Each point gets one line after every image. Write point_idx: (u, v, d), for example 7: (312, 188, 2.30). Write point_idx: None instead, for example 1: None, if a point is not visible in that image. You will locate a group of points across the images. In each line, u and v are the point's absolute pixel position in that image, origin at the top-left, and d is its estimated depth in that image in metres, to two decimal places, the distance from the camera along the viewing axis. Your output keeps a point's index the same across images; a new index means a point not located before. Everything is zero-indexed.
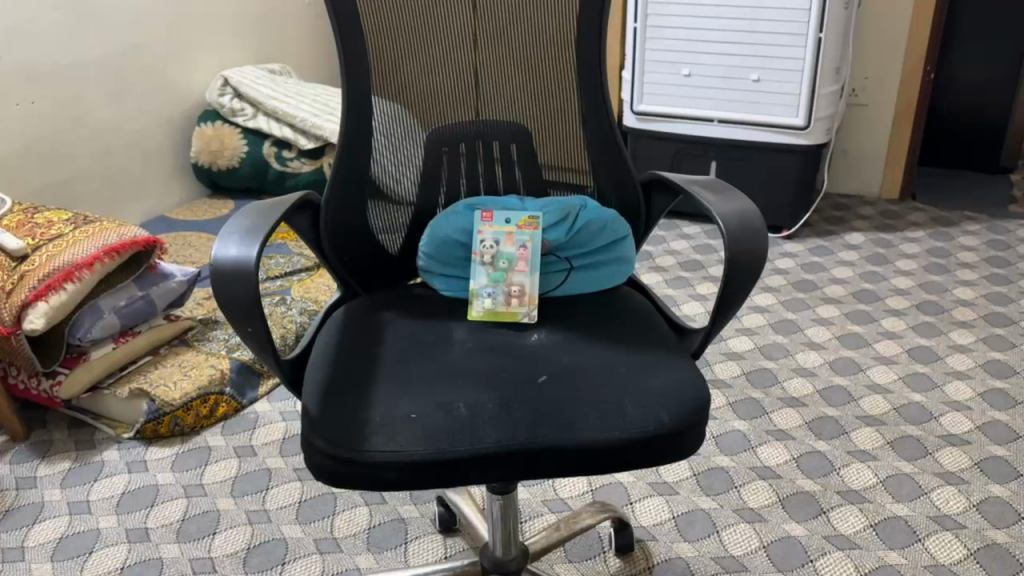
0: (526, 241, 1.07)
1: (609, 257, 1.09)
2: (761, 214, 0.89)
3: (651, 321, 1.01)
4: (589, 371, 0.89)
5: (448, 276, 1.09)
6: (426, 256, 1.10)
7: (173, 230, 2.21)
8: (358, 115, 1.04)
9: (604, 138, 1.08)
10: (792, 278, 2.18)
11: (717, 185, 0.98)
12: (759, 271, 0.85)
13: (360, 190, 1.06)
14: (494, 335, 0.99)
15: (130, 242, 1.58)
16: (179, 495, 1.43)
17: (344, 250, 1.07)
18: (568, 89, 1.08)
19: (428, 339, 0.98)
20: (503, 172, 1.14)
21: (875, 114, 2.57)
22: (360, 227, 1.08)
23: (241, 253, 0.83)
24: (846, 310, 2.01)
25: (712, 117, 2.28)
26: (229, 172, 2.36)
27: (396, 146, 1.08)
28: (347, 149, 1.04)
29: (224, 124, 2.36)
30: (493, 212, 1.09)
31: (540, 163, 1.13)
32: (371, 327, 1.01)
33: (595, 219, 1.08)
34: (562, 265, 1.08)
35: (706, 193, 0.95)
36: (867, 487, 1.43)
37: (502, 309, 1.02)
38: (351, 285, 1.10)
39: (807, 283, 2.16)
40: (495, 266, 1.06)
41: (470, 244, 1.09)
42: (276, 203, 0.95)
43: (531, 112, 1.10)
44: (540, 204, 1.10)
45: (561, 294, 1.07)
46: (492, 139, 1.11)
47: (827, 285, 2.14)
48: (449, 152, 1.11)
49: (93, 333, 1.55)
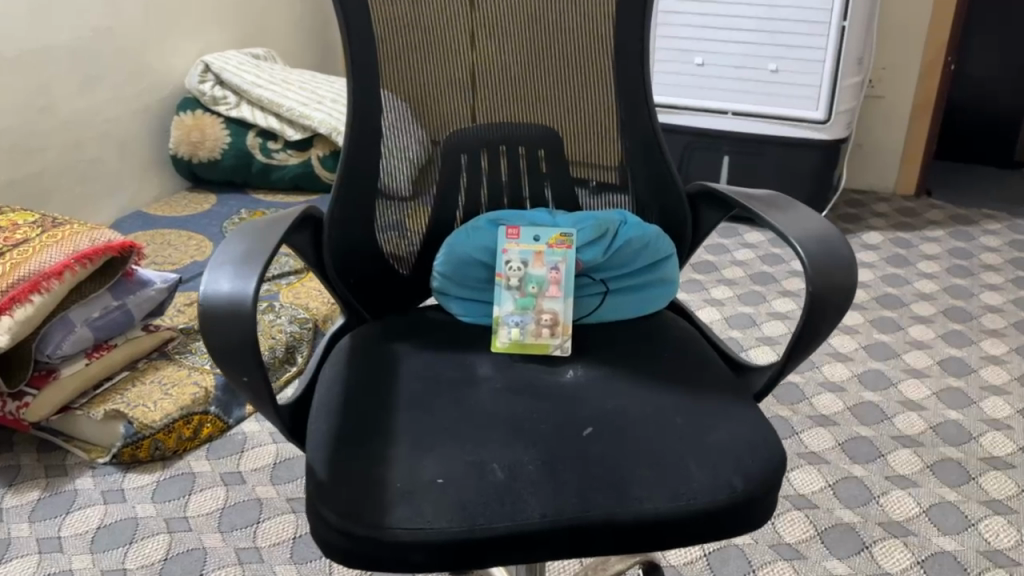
0: (559, 262, 0.94)
1: (649, 280, 0.96)
2: (842, 236, 0.78)
3: (701, 353, 0.89)
4: (639, 422, 0.77)
5: (466, 300, 0.96)
6: (441, 275, 0.97)
7: (151, 228, 2.06)
8: (364, 118, 0.90)
9: (645, 143, 0.95)
10: None
11: (778, 201, 0.85)
12: (847, 307, 0.74)
13: (367, 201, 0.93)
14: (523, 373, 0.87)
15: (103, 248, 1.45)
16: (160, 530, 1.30)
17: (348, 270, 0.94)
18: (602, 85, 0.95)
19: (449, 376, 0.86)
20: (530, 182, 1.00)
21: (892, 106, 2.45)
22: (367, 244, 0.95)
23: (239, 288, 0.70)
24: (870, 316, 1.90)
25: (727, 110, 2.15)
26: (211, 164, 2.21)
27: (406, 151, 0.94)
28: (352, 154, 0.90)
29: (205, 113, 2.21)
30: (520, 227, 0.95)
31: (571, 170, 0.99)
32: (382, 363, 0.88)
33: (637, 237, 0.95)
34: (595, 289, 0.96)
35: (771, 212, 0.82)
36: (910, 518, 1.32)
37: (530, 341, 0.90)
38: (357, 309, 0.97)
39: None
40: (523, 291, 0.94)
41: (492, 265, 0.96)
42: (273, 223, 0.81)
43: (561, 113, 0.96)
44: (573, 218, 0.96)
45: (594, 322, 0.95)
46: (517, 144, 0.97)
47: None
48: (468, 160, 0.97)
49: (64, 348, 1.41)
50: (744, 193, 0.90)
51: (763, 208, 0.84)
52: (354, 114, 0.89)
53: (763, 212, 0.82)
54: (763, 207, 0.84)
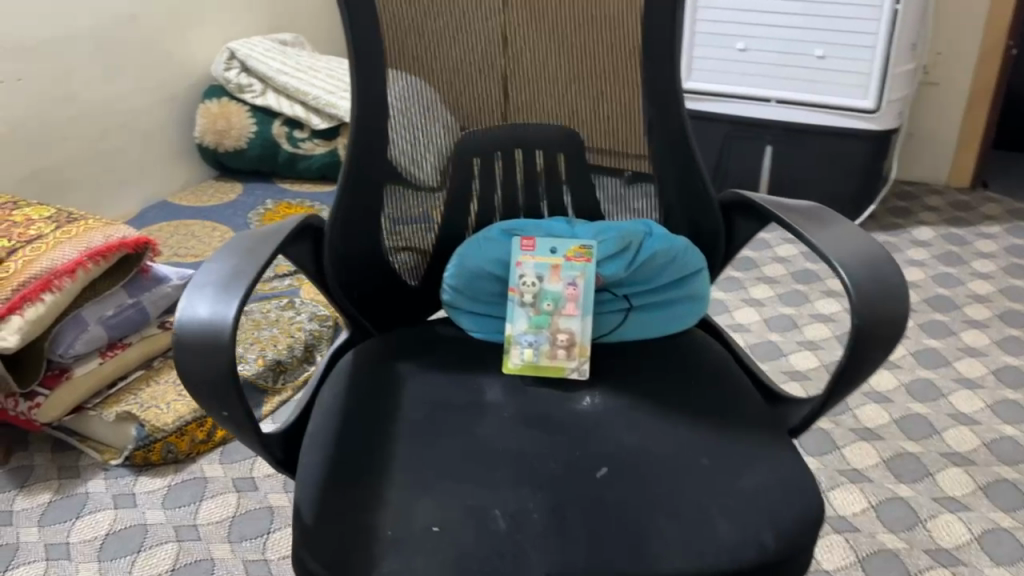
0: (577, 277, 0.87)
1: (675, 296, 0.88)
2: (892, 258, 0.69)
3: (731, 381, 0.81)
4: (660, 464, 0.70)
5: (478, 314, 0.90)
6: (451, 288, 0.90)
7: (175, 219, 2.02)
8: (369, 120, 0.83)
9: (673, 143, 0.85)
10: None
11: (819, 214, 0.77)
12: (895, 341, 0.66)
13: (372, 207, 0.87)
14: (537, 399, 0.80)
15: (117, 245, 1.42)
16: (169, 538, 1.26)
17: (352, 282, 0.88)
18: (629, 81, 0.85)
19: (457, 402, 0.79)
20: (549, 188, 0.92)
21: (948, 92, 2.31)
22: (371, 255, 0.88)
23: (220, 310, 0.64)
24: (920, 320, 1.79)
25: (769, 97, 2.03)
26: (237, 153, 2.17)
27: (414, 154, 0.87)
28: (356, 158, 0.83)
29: (231, 101, 2.16)
30: (536, 239, 0.88)
31: (592, 175, 0.91)
32: (385, 384, 0.81)
33: (663, 250, 0.87)
34: (617, 304, 0.88)
35: (809, 227, 0.74)
36: (960, 546, 1.23)
37: (545, 363, 0.83)
38: (362, 323, 0.91)
39: None
40: (537, 307, 0.87)
41: (506, 279, 0.89)
42: (265, 236, 0.75)
43: (583, 114, 0.88)
44: (593, 227, 0.89)
45: (615, 341, 0.88)
46: (534, 147, 0.90)
47: None
48: (481, 163, 0.90)
49: (77, 347, 1.38)
50: (780, 204, 0.81)
51: (800, 221, 0.75)
52: (357, 117, 0.82)
53: (801, 226, 0.74)
54: (801, 219, 0.76)
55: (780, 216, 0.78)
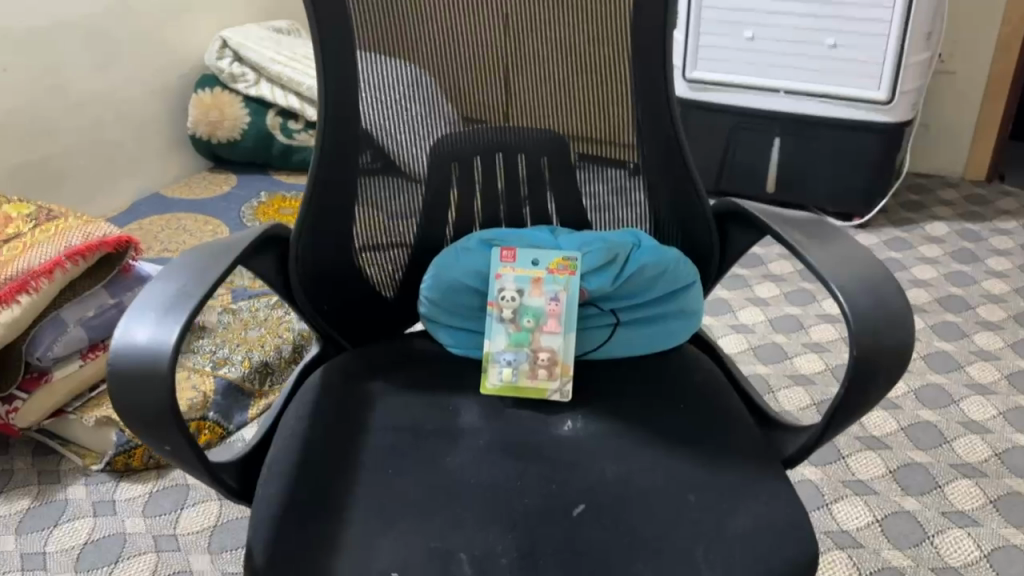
0: (560, 291, 0.81)
1: (666, 312, 0.83)
2: (896, 280, 0.64)
3: (723, 406, 0.76)
4: (643, 501, 0.65)
5: (456, 329, 0.85)
6: (428, 300, 0.85)
7: (167, 211, 1.97)
8: (340, 128, 0.77)
9: (665, 152, 0.80)
10: None
11: (819, 229, 0.71)
12: (899, 373, 0.61)
13: (344, 218, 0.81)
14: (515, 424, 0.75)
15: (97, 244, 1.37)
16: (148, 548, 1.22)
17: (323, 296, 0.83)
18: (619, 84, 0.79)
19: (429, 428, 0.75)
20: (531, 194, 0.87)
21: (962, 83, 2.24)
22: (343, 267, 0.83)
23: (159, 338, 0.59)
24: (932, 321, 1.73)
25: (779, 88, 1.96)
26: (231, 144, 2.12)
27: (387, 161, 0.81)
28: (325, 169, 0.77)
29: (224, 91, 2.10)
30: (517, 249, 0.83)
31: (579, 180, 0.86)
32: (353, 406, 0.77)
33: (651, 265, 0.81)
34: (604, 320, 0.83)
35: (807, 244, 0.68)
36: (968, 565, 1.18)
37: (524, 384, 0.78)
38: (333, 337, 0.86)
39: None
40: (517, 324, 0.81)
41: (486, 292, 0.84)
42: (220, 250, 0.70)
43: (569, 117, 0.82)
44: (578, 239, 0.83)
45: (600, 359, 0.83)
46: (516, 151, 0.84)
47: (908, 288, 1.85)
48: (460, 168, 0.84)
49: (55, 350, 1.34)
50: (779, 216, 0.76)
51: (798, 236, 0.70)
52: (327, 126, 0.76)
53: (797, 242, 0.68)
54: (799, 235, 0.70)
55: (778, 230, 0.72)
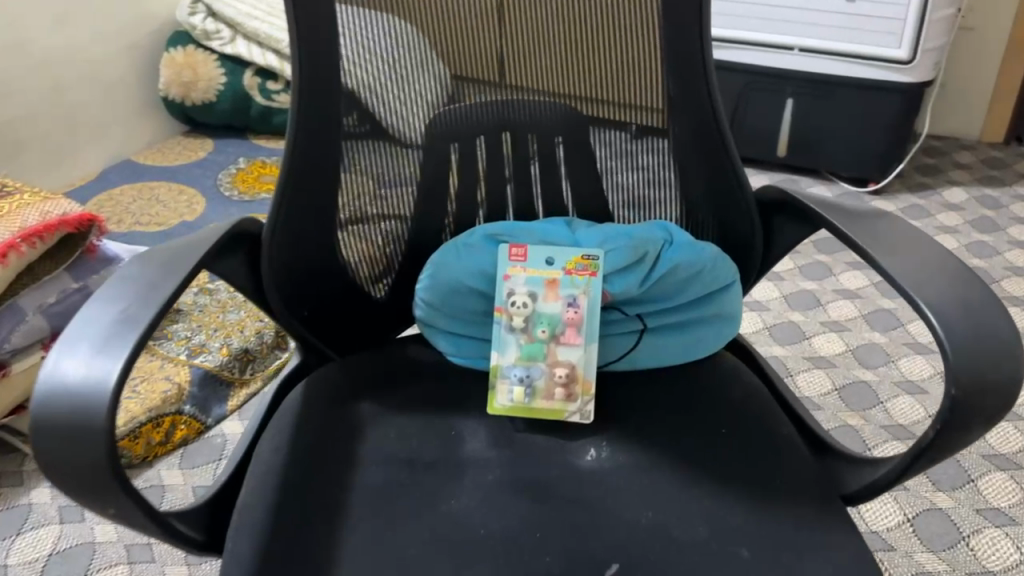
0: (579, 294, 0.70)
1: (701, 316, 0.72)
2: (993, 293, 0.53)
3: (769, 428, 0.66)
4: (681, 560, 0.55)
5: (456, 335, 0.74)
6: (423, 303, 0.74)
7: (138, 179, 1.83)
8: (317, 96, 0.65)
9: (700, 130, 0.68)
10: None
11: (888, 225, 0.61)
12: (1001, 411, 0.51)
13: (324, 204, 0.69)
14: (528, 455, 0.65)
15: (56, 223, 1.26)
16: (120, 559, 1.10)
17: (301, 299, 0.71)
18: (646, 46, 0.67)
19: (427, 461, 0.64)
20: (541, 181, 0.75)
21: (986, 40, 2.04)
22: (325, 265, 0.72)
23: (95, 373, 0.48)
24: None
25: (794, 46, 1.83)
26: (206, 107, 1.96)
27: (374, 139, 0.69)
28: (301, 146, 0.65)
29: (197, 49, 1.93)
30: (527, 246, 0.71)
31: (597, 163, 0.73)
32: (339, 433, 0.66)
33: (686, 265, 0.70)
34: (629, 326, 0.72)
35: (878, 248, 0.57)
36: (1008, 569, 1.09)
37: (538, 404, 0.68)
38: (316, 346, 0.75)
39: None
40: (530, 334, 0.70)
41: (492, 294, 0.72)
42: (171, 259, 0.59)
43: (586, 88, 0.70)
44: (599, 234, 0.71)
45: (625, 370, 0.72)
46: (523, 129, 0.72)
47: None
48: (460, 150, 0.72)
49: (13, 341, 1.20)
50: (835, 209, 0.65)
51: (864, 237, 0.59)
52: (301, 94, 0.64)
53: (866, 245, 0.58)
54: (866, 235, 0.59)
55: (837, 227, 0.61)
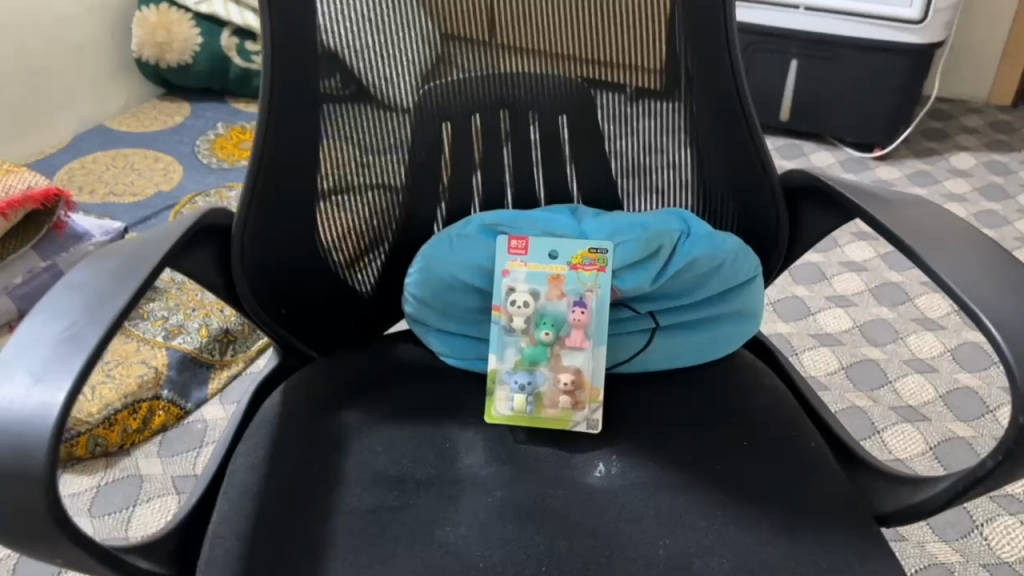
0: (586, 292, 0.63)
1: (719, 314, 0.66)
2: None
3: (795, 441, 0.60)
4: None
5: (450, 334, 0.67)
6: (413, 299, 0.67)
7: (112, 146, 1.73)
8: (295, 67, 0.57)
9: (720, 108, 0.62)
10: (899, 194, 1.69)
11: (933, 218, 0.55)
12: None
13: (303, 192, 0.62)
14: (530, 471, 0.59)
15: (21, 198, 1.18)
16: None
17: (277, 296, 0.64)
18: (661, 10, 0.60)
19: (418, 481, 0.58)
20: (542, 163, 0.67)
21: None
22: (303, 258, 0.64)
23: (35, 403, 0.42)
24: None
25: (799, 5, 1.72)
26: (183, 69, 1.84)
27: (357, 114, 0.62)
28: (278, 124, 0.58)
29: (171, 7, 1.80)
30: (529, 238, 0.64)
31: (604, 143, 0.66)
32: (321, 447, 0.60)
33: (705, 259, 0.63)
34: (640, 325, 0.66)
35: (935, 253, 0.51)
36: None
37: (541, 414, 0.62)
38: (296, 347, 0.68)
39: None
40: (532, 335, 0.64)
41: (489, 290, 0.66)
42: (125, 265, 0.52)
43: (594, 57, 0.63)
44: (608, 225, 0.64)
45: (636, 372, 0.66)
46: (524, 105, 0.65)
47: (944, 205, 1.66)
48: (452, 128, 0.65)
49: None
50: (870, 196, 0.58)
51: (916, 238, 0.52)
52: (276, 64, 0.56)
53: (923, 250, 0.51)
54: (916, 234, 0.52)
55: (882, 222, 0.54)
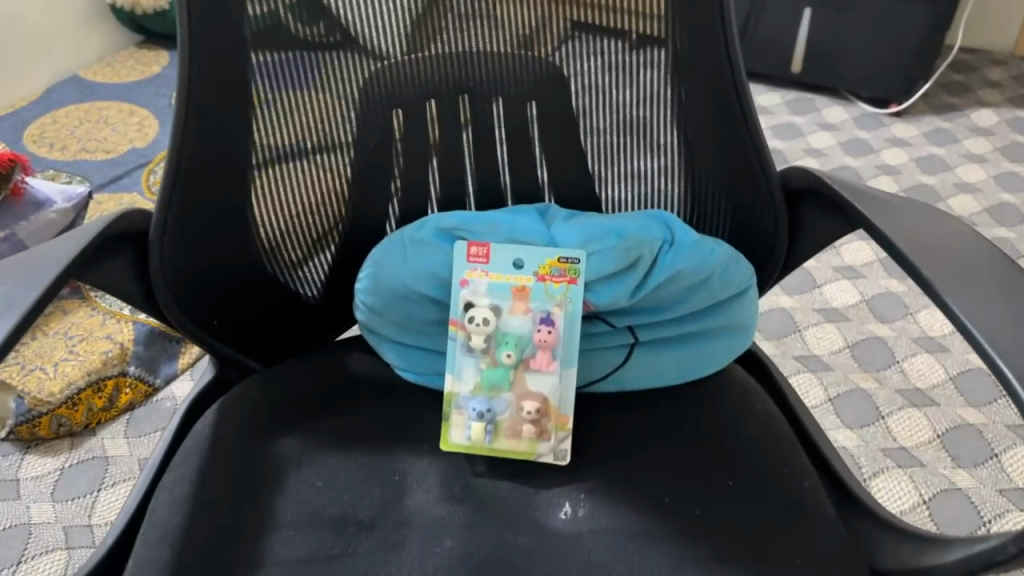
0: (554, 310, 0.56)
1: (703, 329, 0.59)
2: None
3: (785, 479, 0.53)
4: None
5: (404, 347, 0.60)
6: (365, 307, 0.60)
7: (85, 100, 1.63)
8: (217, 44, 0.49)
9: (712, 94, 0.54)
10: (915, 152, 1.58)
11: (948, 245, 0.46)
12: None
13: (233, 189, 0.54)
14: (485, 510, 0.52)
15: None
16: None
17: (205, 303, 0.57)
18: None
19: (359, 523, 0.52)
20: (509, 153, 0.59)
21: None
22: (236, 260, 0.57)
23: None
24: (990, 205, 1.43)
25: None
26: (159, 15, 1.73)
27: (295, 95, 0.54)
28: (197, 111, 0.50)
29: None
30: (490, 245, 0.57)
31: (579, 130, 0.58)
32: (253, 480, 0.54)
33: (689, 272, 0.56)
34: (615, 340, 0.59)
35: (941, 272, 0.44)
36: None
37: (501, 443, 0.56)
38: (231, 357, 0.61)
39: (934, 161, 1.56)
40: (493, 356, 0.57)
41: (446, 301, 0.58)
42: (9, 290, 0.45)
43: (571, 29, 0.54)
44: (581, 231, 0.56)
45: (610, 391, 0.59)
46: (489, 86, 0.57)
47: (963, 165, 1.55)
48: (405, 114, 0.57)
49: None
50: (872, 199, 0.51)
51: (920, 253, 0.46)
52: (194, 38, 0.48)
53: (926, 268, 0.45)
54: (921, 249, 0.46)
55: (883, 233, 0.48)
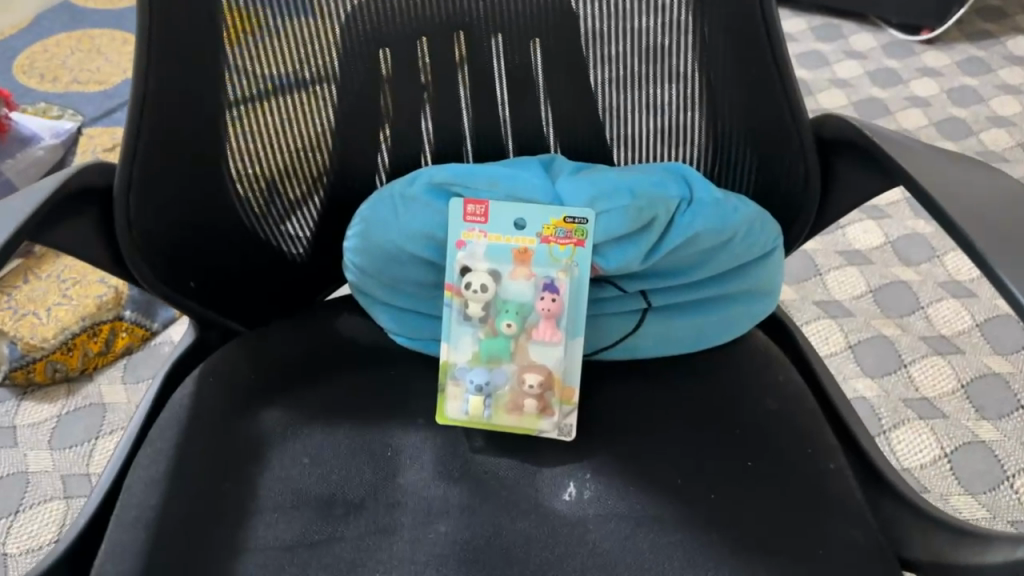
0: (558, 276, 0.51)
1: (722, 293, 0.54)
2: None
3: (808, 460, 0.49)
4: None
5: (398, 309, 0.56)
6: (354, 268, 0.55)
7: (75, 27, 1.55)
8: None
9: (739, 29, 0.48)
10: (947, 83, 1.49)
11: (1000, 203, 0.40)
12: None
13: (206, 137, 0.49)
14: (483, 490, 0.49)
15: None
16: None
17: (179, 263, 0.52)
18: None
19: (348, 506, 0.48)
20: (511, 97, 0.53)
21: None
22: (212, 216, 0.52)
23: None
24: None
25: None
26: None
27: (270, 30, 0.48)
28: (160, 51, 0.44)
29: None
30: (488, 202, 0.51)
31: (588, 70, 0.52)
32: (235, 456, 0.50)
33: (709, 234, 0.51)
34: (627, 306, 0.54)
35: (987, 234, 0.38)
36: None
37: (502, 419, 0.52)
38: (212, 318, 0.57)
39: (968, 91, 1.47)
40: (492, 324, 0.52)
41: (441, 262, 0.53)
42: None
43: None
44: (589, 188, 0.51)
45: (622, 358, 0.54)
46: (489, 21, 0.50)
47: (999, 96, 1.46)
48: (394, 54, 0.51)
49: None
50: (912, 152, 0.45)
51: (962, 211, 0.40)
52: None
53: (971, 229, 0.38)
54: (966, 208, 0.40)
55: (923, 189, 0.42)
